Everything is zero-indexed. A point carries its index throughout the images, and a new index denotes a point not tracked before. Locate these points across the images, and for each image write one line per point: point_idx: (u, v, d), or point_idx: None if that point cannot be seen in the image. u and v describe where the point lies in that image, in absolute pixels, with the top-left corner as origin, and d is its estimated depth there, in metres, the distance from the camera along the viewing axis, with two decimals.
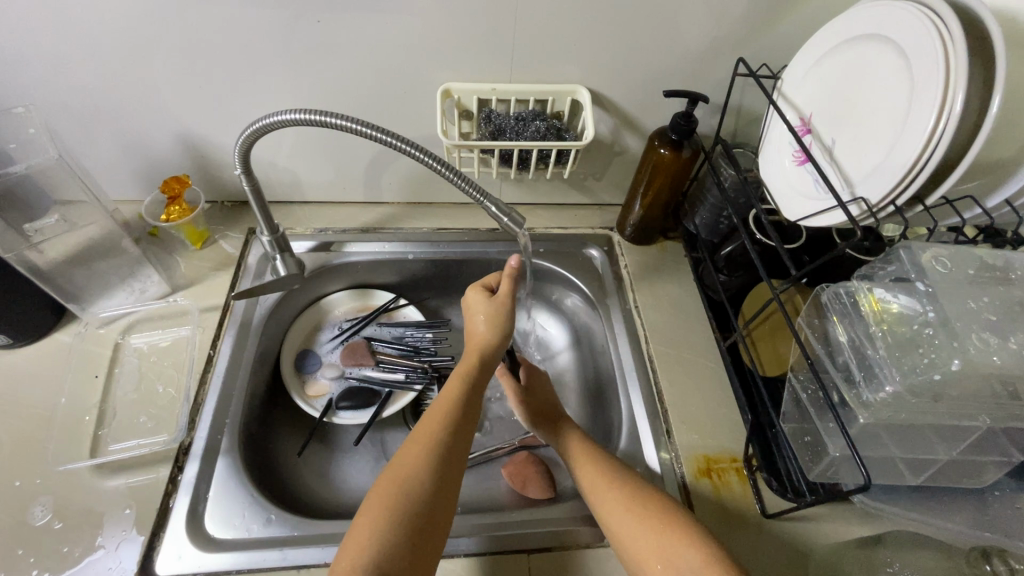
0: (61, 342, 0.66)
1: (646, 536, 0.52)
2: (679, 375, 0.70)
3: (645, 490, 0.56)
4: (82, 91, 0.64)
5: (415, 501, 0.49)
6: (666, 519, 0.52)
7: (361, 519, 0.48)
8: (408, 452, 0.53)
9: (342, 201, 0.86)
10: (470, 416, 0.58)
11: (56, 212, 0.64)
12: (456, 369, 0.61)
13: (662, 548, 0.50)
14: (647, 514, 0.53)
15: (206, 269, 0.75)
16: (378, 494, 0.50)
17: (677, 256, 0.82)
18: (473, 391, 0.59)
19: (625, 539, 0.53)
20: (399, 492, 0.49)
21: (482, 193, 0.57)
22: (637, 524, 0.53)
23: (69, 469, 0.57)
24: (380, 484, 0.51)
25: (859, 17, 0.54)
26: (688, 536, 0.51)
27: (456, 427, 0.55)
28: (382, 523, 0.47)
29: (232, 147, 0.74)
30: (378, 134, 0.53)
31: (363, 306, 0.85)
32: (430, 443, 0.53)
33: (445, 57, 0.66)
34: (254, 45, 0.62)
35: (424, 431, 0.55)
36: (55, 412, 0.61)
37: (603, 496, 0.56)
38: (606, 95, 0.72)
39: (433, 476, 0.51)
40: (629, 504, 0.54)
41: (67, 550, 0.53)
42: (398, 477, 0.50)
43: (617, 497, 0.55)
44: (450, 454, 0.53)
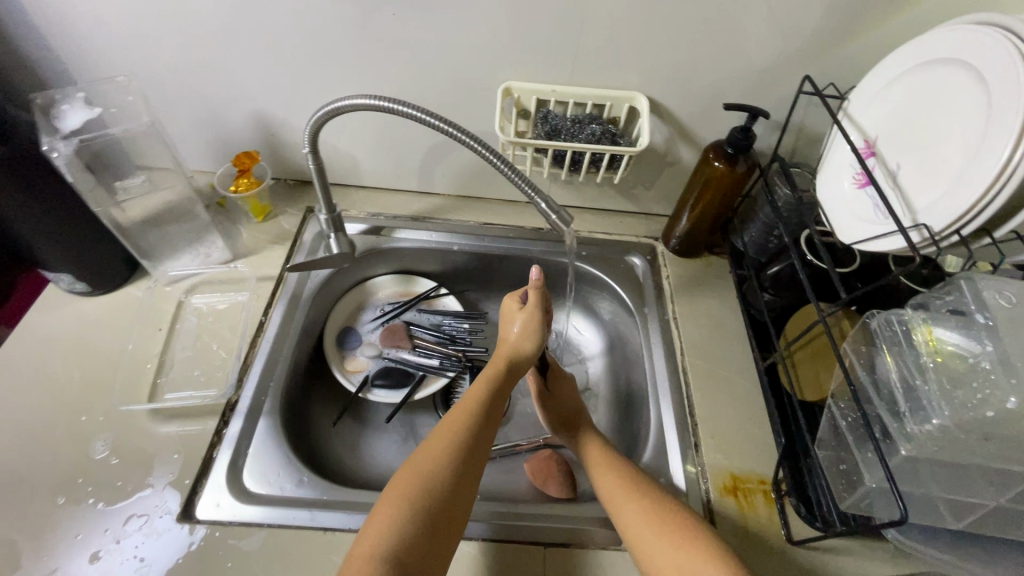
0: (132, 295, 0.72)
1: (668, 547, 0.51)
2: (713, 390, 0.69)
3: (672, 504, 0.55)
4: (174, 66, 0.70)
5: (433, 502, 0.50)
6: (691, 535, 0.52)
7: (379, 512, 0.49)
8: (428, 451, 0.54)
9: (395, 188, 0.89)
10: (492, 419, 0.60)
11: (142, 173, 0.71)
12: (483, 373, 0.64)
13: (681, 562, 0.50)
14: (670, 526, 0.53)
15: (265, 241, 0.80)
16: (401, 483, 0.51)
17: (722, 272, 0.81)
18: (495, 396, 0.62)
19: (643, 549, 0.52)
20: (418, 490, 0.50)
21: (533, 189, 0.58)
22: (658, 538, 0.52)
23: (131, 410, 0.62)
24: (398, 481, 0.52)
25: (943, 40, 0.52)
26: (712, 554, 0.50)
27: (477, 431, 0.57)
28: (401, 515, 0.48)
29: (299, 128, 0.78)
30: (441, 123, 0.55)
31: (406, 292, 0.88)
32: (451, 443, 0.55)
33: (509, 57, 0.68)
34: (331, 34, 0.66)
35: (445, 432, 0.56)
36: (120, 357, 0.66)
37: (622, 507, 0.56)
38: (664, 104, 0.72)
39: (455, 475, 0.53)
40: (649, 514, 0.54)
41: (121, 484, 0.57)
42: (418, 476, 0.52)
43: (638, 508, 0.55)
44: (472, 452, 0.55)
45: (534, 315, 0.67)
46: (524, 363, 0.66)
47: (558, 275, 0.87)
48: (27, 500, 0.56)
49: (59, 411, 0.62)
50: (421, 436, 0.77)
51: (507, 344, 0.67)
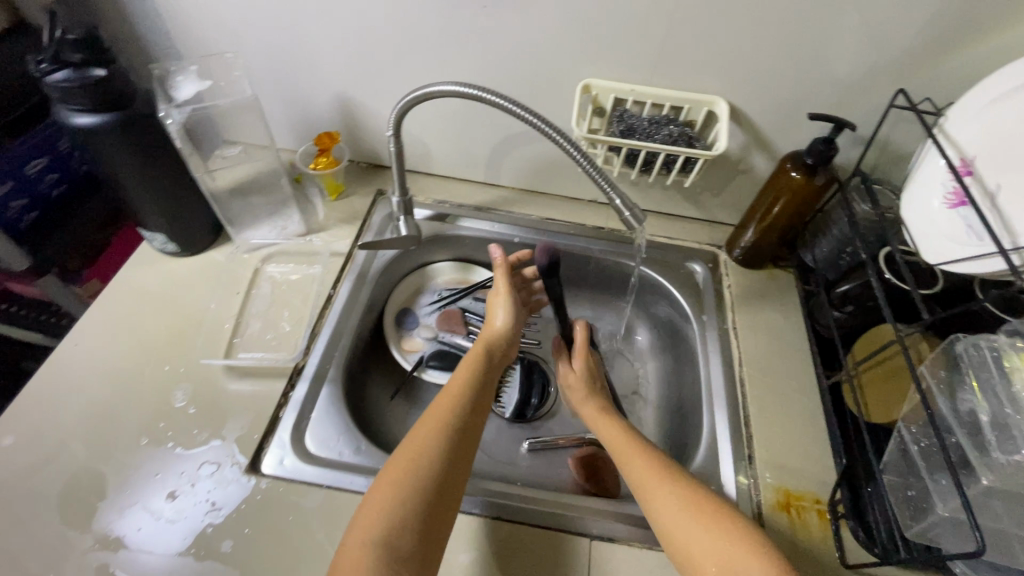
0: (215, 259, 0.77)
1: (703, 538, 0.49)
2: (772, 404, 0.67)
3: (704, 492, 0.53)
4: (271, 47, 0.74)
5: (424, 484, 0.51)
6: (733, 530, 0.49)
7: (373, 494, 0.50)
8: (418, 435, 0.55)
9: (462, 178, 0.91)
10: (480, 403, 0.61)
11: (241, 146, 0.80)
12: (466, 359, 0.65)
13: (726, 559, 0.47)
14: (708, 517, 0.50)
15: (336, 219, 0.83)
16: (392, 470, 0.52)
17: (787, 285, 0.79)
18: (482, 381, 0.63)
19: (678, 536, 0.50)
20: (409, 474, 0.51)
21: (608, 183, 0.59)
22: (693, 526, 0.50)
23: (210, 364, 0.67)
24: (391, 465, 0.53)
25: None
26: (759, 551, 0.47)
27: (466, 415, 0.58)
28: (394, 501, 0.49)
29: (379, 113, 0.81)
30: (525, 113, 0.57)
31: (464, 279, 0.90)
32: (439, 429, 0.55)
33: (591, 55, 0.68)
34: (421, 23, 0.68)
35: (434, 417, 0.57)
36: (202, 315, 0.71)
37: (649, 489, 0.54)
38: (744, 110, 0.71)
39: (445, 460, 0.53)
40: (680, 501, 0.52)
41: (196, 432, 0.62)
42: (407, 459, 0.52)
43: (663, 492, 0.53)
44: (462, 437, 0.56)
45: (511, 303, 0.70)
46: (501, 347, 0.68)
47: (616, 275, 0.87)
48: (114, 437, 0.60)
49: (147, 359, 0.67)
50: None
51: (489, 332, 0.69)
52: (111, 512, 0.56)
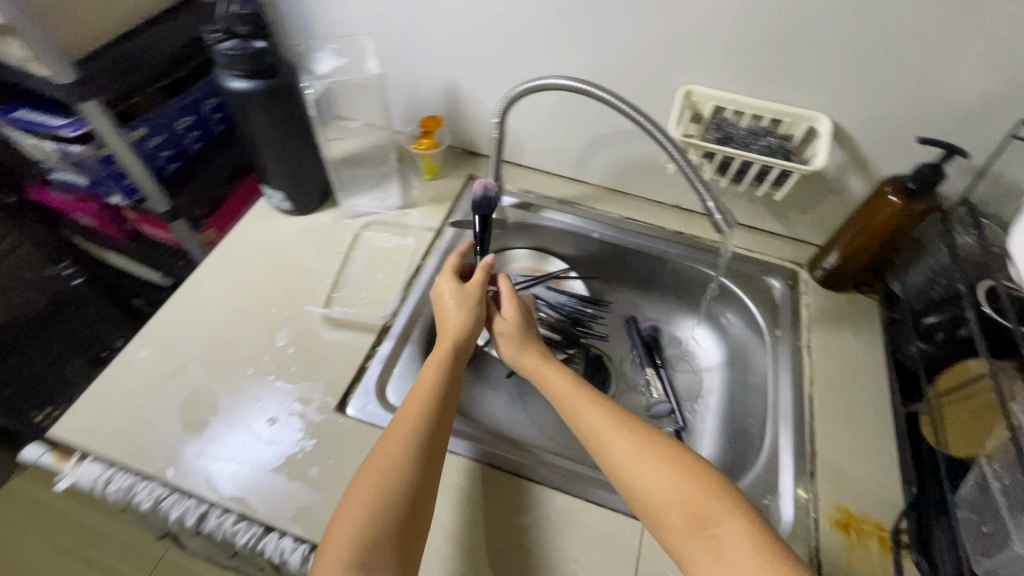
0: (320, 220, 0.85)
1: (661, 483, 0.50)
2: (840, 426, 0.67)
3: (657, 438, 0.54)
4: (394, 33, 0.81)
5: (398, 495, 0.51)
6: (691, 474, 0.50)
7: (343, 513, 0.50)
8: (384, 447, 0.54)
9: (549, 171, 0.95)
10: (447, 405, 0.59)
11: (360, 122, 0.87)
12: (433, 359, 0.63)
13: (689, 503, 0.48)
14: (669, 467, 0.51)
15: (430, 197, 0.89)
16: (360, 488, 0.51)
17: (869, 311, 0.78)
18: (451, 381, 0.61)
19: (638, 482, 0.51)
20: (379, 488, 0.51)
21: (705, 187, 0.63)
22: (652, 471, 0.51)
23: (313, 311, 0.74)
24: (361, 479, 0.52)
25: None
26: (717, 492, 0.48)
27: (434, 423, 0.56)
28: (366, 517, 0.49)
29: (480, 102, 0.86)
30: (631, 111, 0.61)
31: (539, 268, 0.94)
32: (405, 439, 0.54)
33: (696, 62, 0.70)
34: (535, 21, 0.73)
35: (401, 426, 0.56)
36: (306, 270, 0.79)
37: (607, 437, 0.55)
38: (846, 129, 0.70)
39: (414, 475, 0.52)
40: (636, 448, 0.53)
41: (294, 370, 0.69)
42: (376, 471, 0.52)
43: (628, 445, 0.53)
44: (431, 447, 0.55)
45: (471, 294, 0.67)
46: (469, 345, 0.66)
47: (689, 281, 0.89)
48: (227, 364, 0.69)
49: (257, 301, 0.75)
50: (529, 400, 0.83)
51: (447, 325, 0.66)
52: (221, 427, 0.64)
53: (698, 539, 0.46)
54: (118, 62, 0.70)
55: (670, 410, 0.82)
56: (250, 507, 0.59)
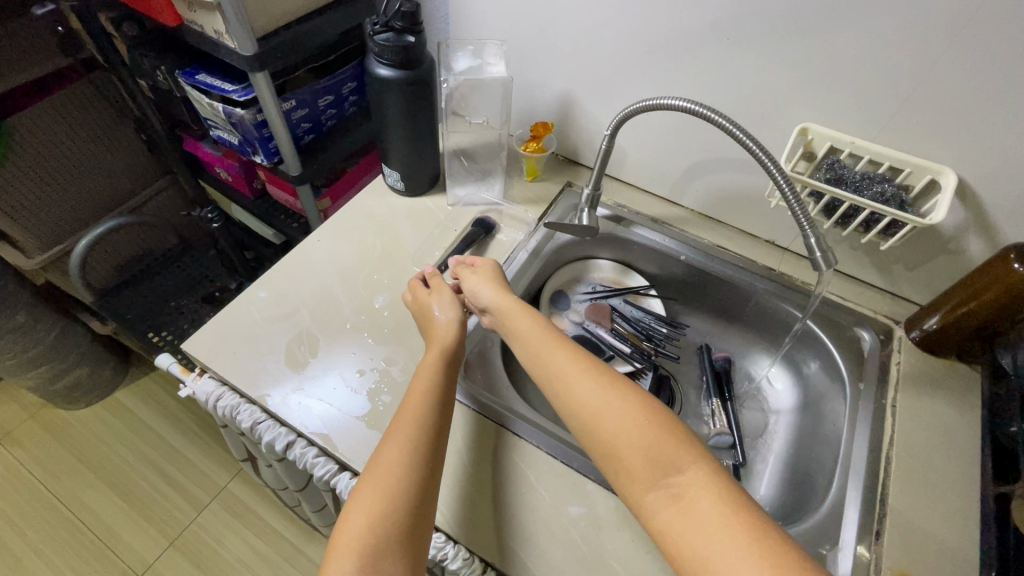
0: (427, 204, 0.93)
1: (623, 430, 0.52)
2: (918, 492, 0.63)
3: (616, 387, 0.56)
4: (525, 43, 0.87)
5: (401, 489, 0.53)
6: (653, 423, 0.52)
7: (352, 511, 0.52)
8: (386, 450, 0.57)
9: (646, 189, 0.97)
10: (444, 401, 0.62)
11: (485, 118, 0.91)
12: (425, 362, 0.66)
13: (651, 451, 0.50)
14: (629, 416, 0.53)
15: (528, 197, 0.94)
16: (367, 485, 0.54)
17: (967, 383, 0.73)
18: (444, 382, 0.64)
19: (602, 427, 0.54)
20: (385, 481, 0.54)
21: (808, 223, 0.62)
22: (614, 421, 0.53)
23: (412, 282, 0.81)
24: (366, 481, 0.55)
25: None
26: (675, 437, 0.51)
27: (431, 428, 0.59)
28: (376, 512, 0.52)
29: (592, 115, 0.90)
30: (744, 138, 0.62)
31: (619, 281, 0.97)
32: (405, 436, 0.57)
33: (818, 102, 0.70)
34: (660, 43, 0.76)
35: (401, 427, 0.58)
36: (410, 246, 0.87)
37: (572, 382, 0.58)
38: (973, 188, 0.67)
39: (412, 468, 0.55)
40: (599, 396, 0.55)
41: (386, 332, 0.76)
42: (381, 470, 0.55)
43: (591, 399, 0.56)
44: (430, 442, 0.58)
45: (449, 299, 0.71)
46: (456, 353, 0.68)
47: (772, 318, 0.87)
48: (330, 315, 0.77)
49: (363, 266, 0.83)
50: None
51: (429, 330, 0.69)
52: (317, 369, 0.71)
53: (661, 488, 0.49)
54: (294, 40, 0.82)
55: (731, 444, 0.80)
56: (331, 443, 0.65)
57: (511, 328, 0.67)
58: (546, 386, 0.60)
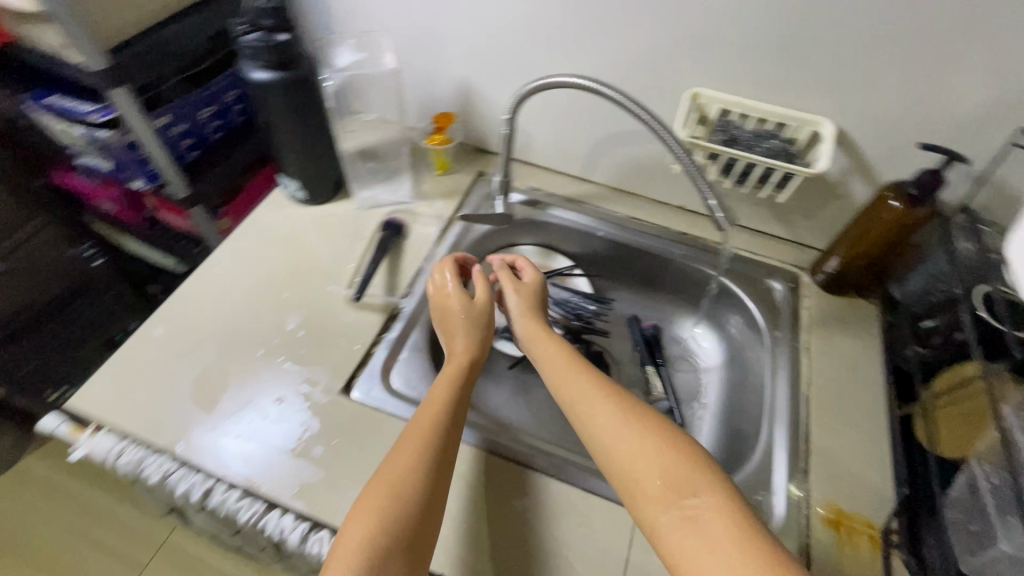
0: (332, 211, 0.87)
1: (640, 454, 0.49)
2: (837, 426, 0.67)
3: (641, 409, 0.54)
4: (413, 31, 0.83)
5: (408, 501, 0.50)
6: (672, 447, 0.50)
7: (352, 523, 0.49)
8: (394, 458, 0.53)
9: (558, 170, 0.96)
10: (458, 412, 0.59)
11: (376, 113, 0.87)
12: (445, 370, 0.63)
13: (668, 474, 0.47)
14: (648, 438, 0.50)
15: (441, 192, 0.91)
16: (370, 497, 0.50)
17: (868, 316, 0.78)
18: (461, 393, 0.61)
19: (618, 451, 0.51)
20: (392, 491, 0.50)
21: (707, 186, 0.64)
22: (632, 442, 0.51)
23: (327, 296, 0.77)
24: (368, 491, 0.51)
25: None
26: (695, 465, 0.48)
27: (446, 438, 0.56)
28: (376, 526, 0.48)
29: (493, 100, 0.88)
30: (636, 109, 0.63)
31: (543, 264, 0.96)
32: (419, 445, 0.54)
33: (704, 67, 0.72)
34: (547, 20, 0.75)
35: (417, 435, 0.55)
36: (319, 258, 0.81)
37: (590, 407, 0.55)
38: (850, 135, 0.71)
39: (426, 480, 0.52)
40: (617, 421, 0.53)
41: (302, 354, 0.71)
42: (387, 480, 0.51)
43: (614, 420, 0.53)
44: (443, 453, 0.55)
45: (477, 299, 0.70)
46: (473, 355, 0.66)
47: (691, 282, 0.90)
48: (238, 345, 0.71)
49: (269, 287, 0.77)
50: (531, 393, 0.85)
51: (452, 330, 0.68)
52: (229, 406, 0.66)
53: (675, 511, 0.45)
54: (155, 49, 0.74)
55: (669, 409, 0.83)
56: (254, 482, 0.60)
57: (541, 350, 0.66)
58: (568, 409, 0.58)
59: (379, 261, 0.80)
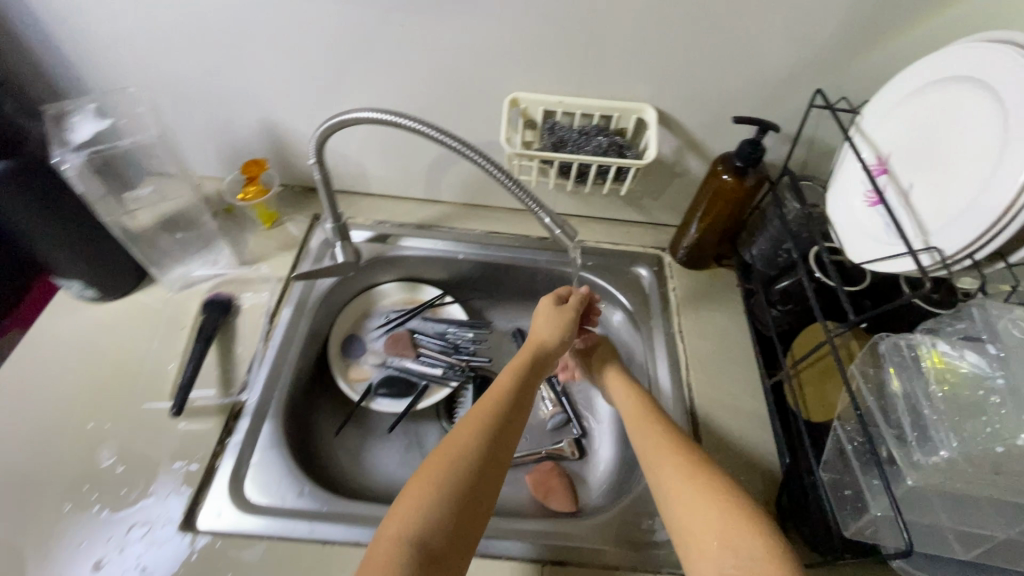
0: (139, 302, 0.73)
1: (705, 506, 0.49)
2: (718, 407, 0.68)
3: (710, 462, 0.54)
4: (184, 74, 0.70)
5: (471, 470, 0.51)
6: (731, 495, 0.49)
7: (408, 490, 0.49)
8: (461, 432, 0.54)
9: (402, 196, 0.88)
10: (522, 404, 0.60)
11: (151, 184, 0.72)
12: (513, 361, 0.64)
13: (725, 522, 0.47)
14: (708, 488, 0.50)
15: (273, 249, 0.80)
16: (430, 469, 0.51)
17: (729, 284, 0.80)
18: (526, 389, 0.61)
19: (686, 515, 0.50)
20: (456, 465, 0.51)
21: (537, 205, 0.60)
22: (692, 491, 0.51)
23: (149, 409, 0.64)
24: (430, 460, 0.52)
25: (945, 58, 0.50)
26: (752, 522, 0.47)
27: (509, 426, 0.56)
28: (437, 498, 0.48)
29: (307, 136, 0.78)
30: (442, 137, 0.56)
31: (411, 299, 0.88)
32: (482, 428, 0.55)
33: (516, 69, 0.67)
34: (337, 42, 0.66)
35: (482, 415, 0.56)
36: (130, 364, 0.67)
37: (661, 468, 0.54)
38: (672, 115, 0.71)
39: (488, 454, 0.53)
40: (695, 484, 0.51)
41: (125, 493, 0.58)
42: (453, 454, 0.52)
43: (674, 467, 0.53)
44: (503, 432, 0.55)
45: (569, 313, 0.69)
46: (551, 356, 0.66)
47: (562, 285, 0.87)
48: (35, 505, 0.57)
49: (68, 417, 0.63)
50: (424, 445, 0.77)
51: (538, 335, 0.68)
52: None
53: (727, 556, 0.45)
54: None
55: (567, 420, 0.80)
56: None
57: (618, 392, 0.67)
58: (637, 449, 0.58)
59: (206, 350, 0.68)
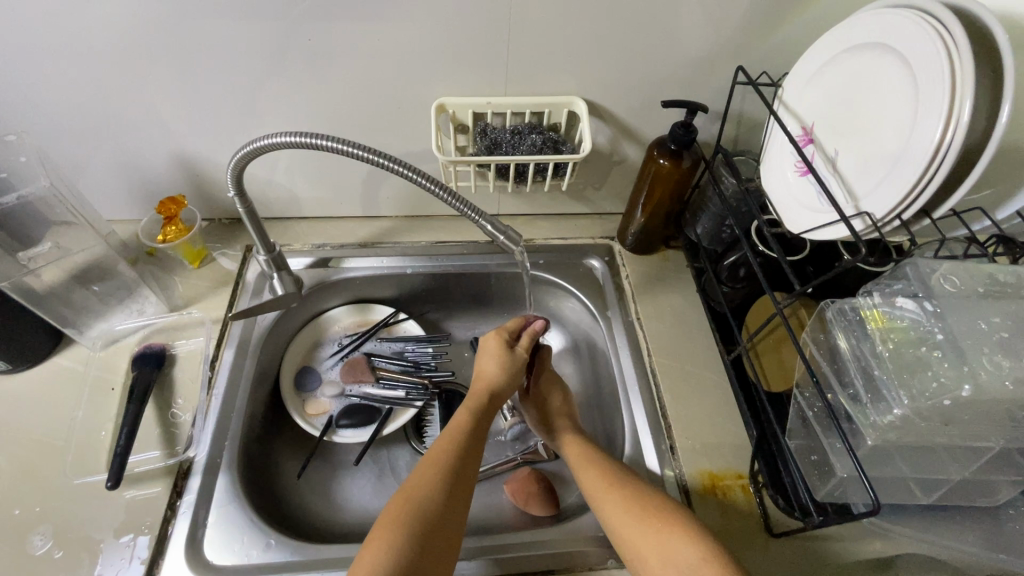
0: (59, 366, 0.66)
1: (646, 532, 0.52)
2: (683, 390, 0.68)
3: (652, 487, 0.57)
4: (76, 112, 0.64)
5: (428, 519, 0.51)
6: (666, 515, 0.53)
7: (367, 548, 0.49)
8: (418, 480, 0.54)
9: (339, 216, 0.85)
10: (475, 449, 0.59)
11: (49, 239, 0.64)
12: (465, 402, 0.63)
13: (662, 542, 0.51)
14: (649, 511, 0.53)
15: (205, 289, 0.75)
16: (387, 522, 0.50)
17: (679, 265, 0.81)
18: (480, 432, 0.61)
19: (627, 536, 0.53)
20: (411, 514, 0.51)
21: (476, 213, 0.57)
22: (635, 522, 0.53)
23: (85, 482, 0.58)
24: (387, 513, 0.51)
25: (853, 28, 0.51)
26: (688, 536, 0.50)
27: (463, 473, 0.56)
28: (396, 550, 0.48)
29: (226, 165, 0.73)
30: (368, 154, 0.53)
31: (364, 321, 0.84)
32: (438, 476, 0.54)
33: (439, 75, 0.65)
34: (243, 64, 0.62)
35: (435, 462, 0.56)
36: (56, 435, 0.61)
37: (602, 498, 0.57)
38: (603, 105, 0.70)
39: (444, 501, 0.53)
40: (631, 505, 0.54)
41: None
42: (409, 504, 0.51)
43: (618, 497, 0.56)
44: (458, 481, 0.55)
45: (519, 358, 0.66)
46: (498, 398, 0.65)
47: (516, 287, 0.85)
48: None
49: None
50: (396, 471, 0.74)
51: (487, 377, 0.65)
52: None
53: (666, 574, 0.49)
54: None
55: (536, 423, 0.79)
56: None
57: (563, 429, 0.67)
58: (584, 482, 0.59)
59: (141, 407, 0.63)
